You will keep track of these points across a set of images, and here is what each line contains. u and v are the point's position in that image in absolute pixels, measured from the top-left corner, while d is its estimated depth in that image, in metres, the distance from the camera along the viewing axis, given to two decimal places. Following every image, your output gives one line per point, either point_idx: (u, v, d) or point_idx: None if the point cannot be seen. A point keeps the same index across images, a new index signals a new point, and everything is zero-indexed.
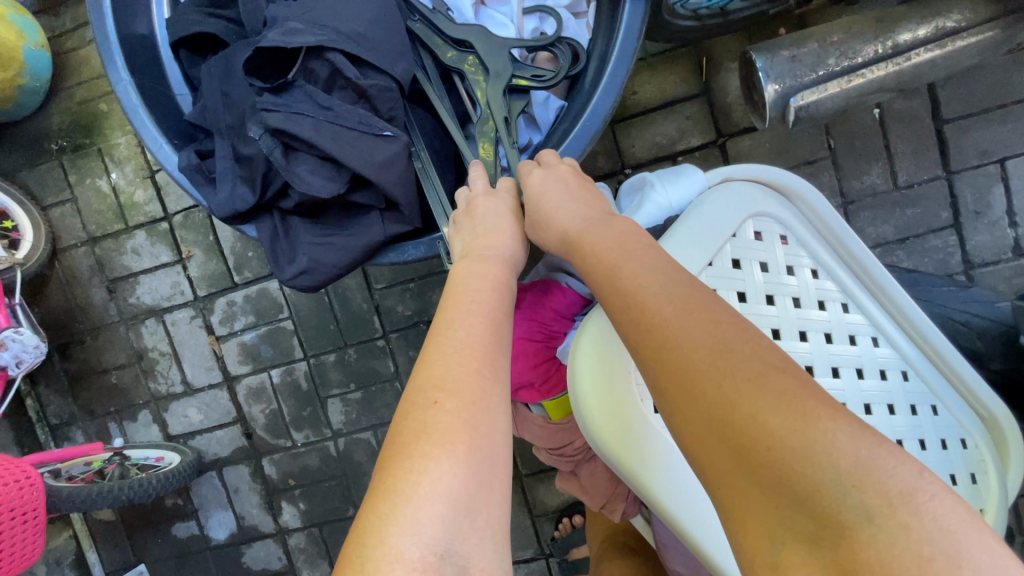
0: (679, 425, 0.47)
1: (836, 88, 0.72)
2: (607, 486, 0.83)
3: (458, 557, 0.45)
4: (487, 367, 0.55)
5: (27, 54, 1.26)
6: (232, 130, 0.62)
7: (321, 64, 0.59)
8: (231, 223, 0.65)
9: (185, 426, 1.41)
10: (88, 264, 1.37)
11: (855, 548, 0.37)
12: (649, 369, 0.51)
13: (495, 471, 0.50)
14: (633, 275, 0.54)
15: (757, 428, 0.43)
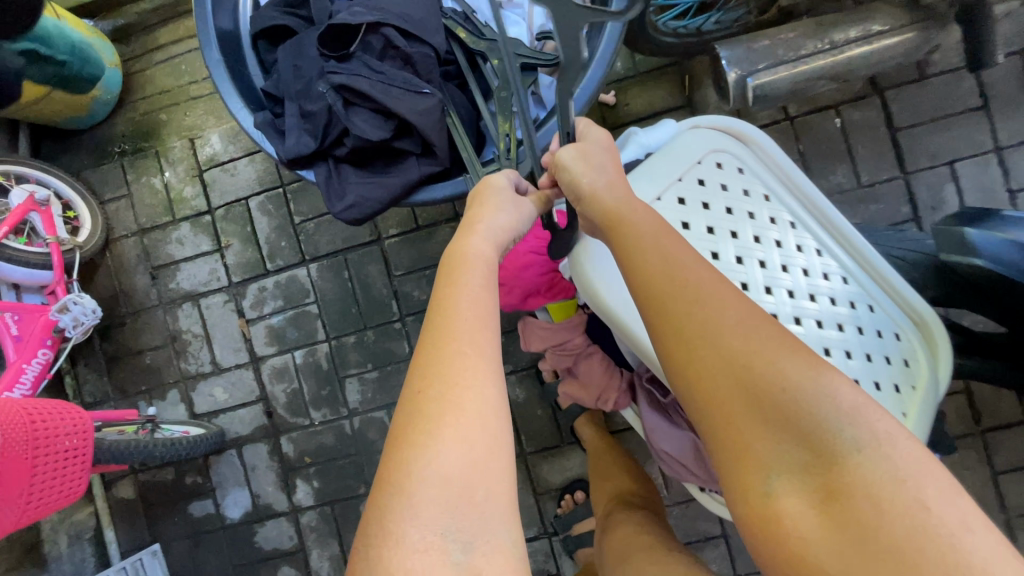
0: (701, 376, 0.57)
1: (784, 72, 0.88)
2: (601, 378, 0.91)
3: (457, 534, 0.52)
4: (477, 351, 0.61)
5: (104, 71, 1.47)
6: (300, 93, 0.78)
7: (376, 37, 0.76)
8: (290, 168, 0.79)
9: (210, 405, 1.50)
10: (135, 253, 1.51)
11: (843, 471, 0.49)
12: (683, 336, 0.59)
13: (489, 450, 0.56)
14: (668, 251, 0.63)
15: (773, 378, 0.53)
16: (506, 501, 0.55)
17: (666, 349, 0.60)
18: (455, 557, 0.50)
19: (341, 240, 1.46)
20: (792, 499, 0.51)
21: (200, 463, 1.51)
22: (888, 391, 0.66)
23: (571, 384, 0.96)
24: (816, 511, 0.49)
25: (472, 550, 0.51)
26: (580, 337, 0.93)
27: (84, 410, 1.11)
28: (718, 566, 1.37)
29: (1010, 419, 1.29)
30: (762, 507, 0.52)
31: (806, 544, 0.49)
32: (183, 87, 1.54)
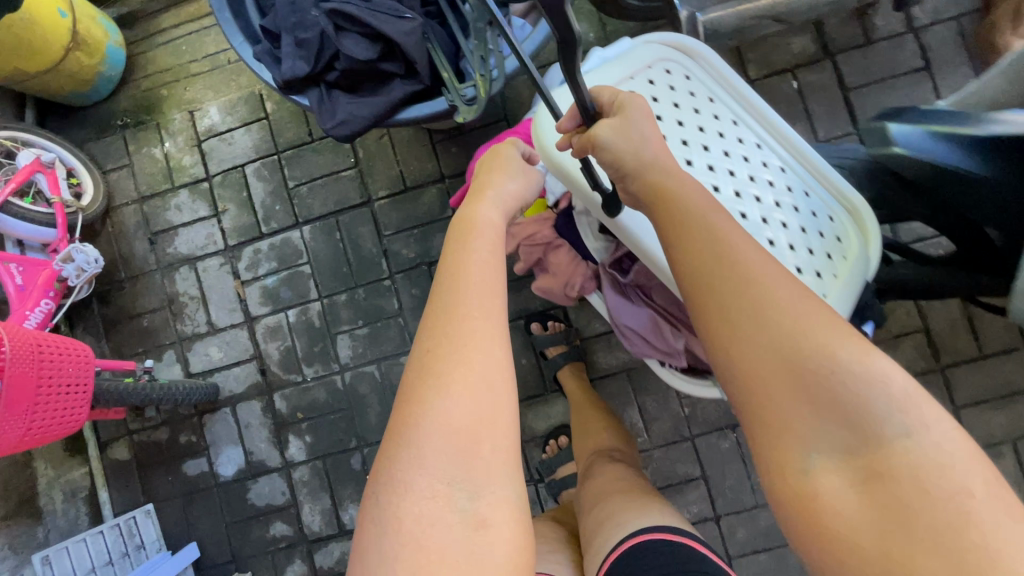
0: (738, 346, 0.54)
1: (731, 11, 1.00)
2: (568, 266, 0.96)
3: (462, 485, 0.56)
4: (483, 316, 0.64)
5: (109, 49, 1.55)
6: (295, 24, 0.87)
7: None
8: (286, 94, 0.88)
9: (206, 364, 1.55)
10: (135, 220, 1.58)
11: (888, 456, 0.46)
12: (720, 306, 0.55)
13: (495, 411, 0.60)
14: (707, 223, 0.60)
15: (822, 356, 0.50)
16: (510, 456, 0.59)
17: (702, 320, 0.57)
18: (462, 504, 0.56)
19: (333, 203, 1.53)
20: (827, 475, 0.48)
21: (195, 422, 1.55)
22: (817, 262, 0.74)
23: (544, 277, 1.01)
24: (855, 491, 0.47)
25: (477, 499, 0.56)
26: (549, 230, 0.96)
27: (96, 358, 1.17)
28: (698, 508, 1.42)
29: (967, 355, 1.37)
30: (796, 483, 0.49)
31: (840, 525, 0.46)
32: (183, 65, 1.62)
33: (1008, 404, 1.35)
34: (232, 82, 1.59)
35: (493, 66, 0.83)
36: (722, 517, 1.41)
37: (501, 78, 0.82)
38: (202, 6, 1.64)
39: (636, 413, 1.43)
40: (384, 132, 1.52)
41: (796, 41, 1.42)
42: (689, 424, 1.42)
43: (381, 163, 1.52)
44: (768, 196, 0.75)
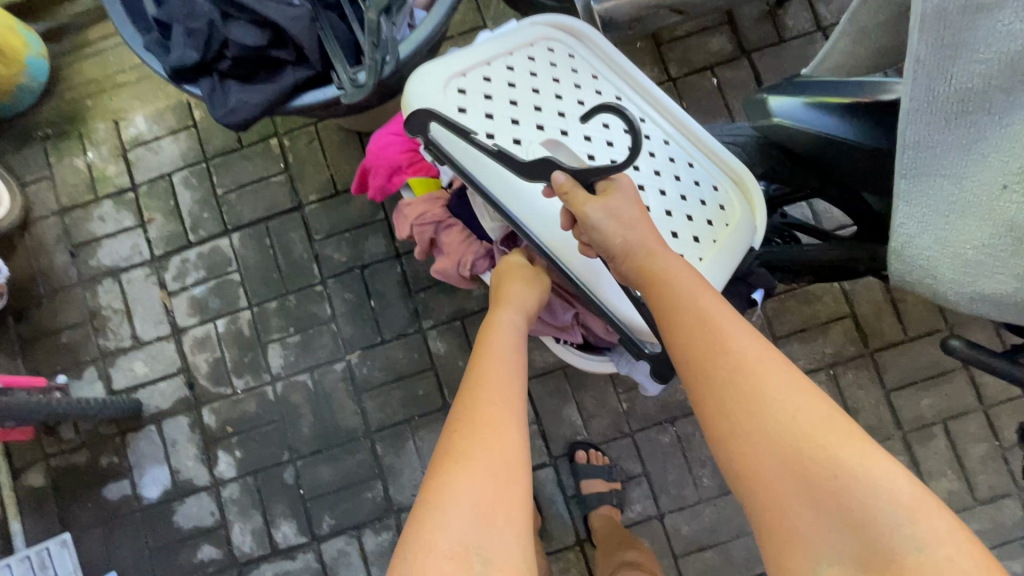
0: (752, 452, 0.58)
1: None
2: (461, 244, 0.92)
3: (480, 550, 0.55)
4: (504, 401, 0.66)
5: (29, 59, 1.52)
6: (184, 13, 0.86)
7: None
8: (177, 82, 0.87)
9: (130, 380, 1.48)
10: (56, 232, 1.52)
11: (902, 570, 0.50)
12: (732, 409, 0.60)
13: (510, 482, 0.60)
14: (707, 322, 0.64)
15: (826, 463, 0.55)
16: (524, 523, 0.58)
17: (713, 422, 0.61)
18: (476, 566, 0.54)
19: (263, 209, 1.50)
20: None
21: (117, 442, 1.46)
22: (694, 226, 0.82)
23: (437, 259, 0.95)
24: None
25: (490, 564, 0.54)
26: (442, 207, 0.93)
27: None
28: (641, 506, 1.39)
29: (894, 338, 1.39)
30: None
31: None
32: (110, 75, 1.60)
33: (935, 384, 1.37)
34: (160, 91, 1.57)
35: (384, 53, 0.85)
36: (666, 515, 1.38)
37: (393, 62, 0.85)
38: None
39: (575, 411, 1.42)
40: (314, 136, 1.51)
41: (712, 41, 1.48)
42: (628, 420, 1.41)
43: (311, 168, 1.50)
44: (647, 165, 0.84)
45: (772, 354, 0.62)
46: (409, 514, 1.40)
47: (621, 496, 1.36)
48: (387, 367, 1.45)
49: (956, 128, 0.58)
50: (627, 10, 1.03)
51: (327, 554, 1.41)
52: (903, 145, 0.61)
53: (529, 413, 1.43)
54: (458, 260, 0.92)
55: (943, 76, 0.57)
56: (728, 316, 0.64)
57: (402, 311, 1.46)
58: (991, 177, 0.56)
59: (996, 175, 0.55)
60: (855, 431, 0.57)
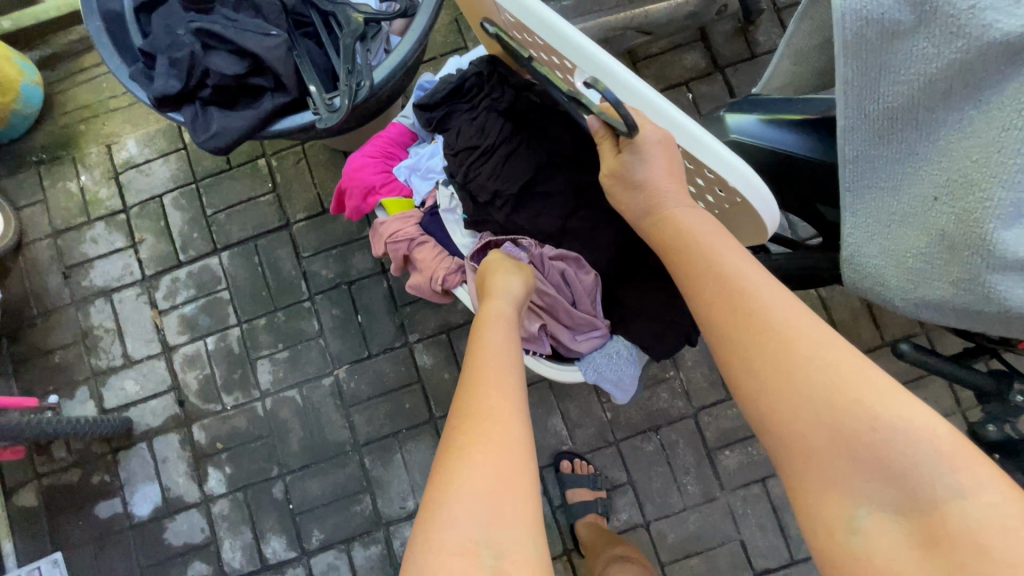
0: (780, 405, 0.58)
1: (590, 22, 1.06)
2: (434, 261, 0.94)
3: (489, 543, 0.55)
4: (498, 392, 0.67)
5: (24, 87, 1.56)
6: (167, 45, 0.90)
7: None
8: (160, 110, 0.90)
9: (121, 399, 1.49)
10: (49, 254, 1.56)
11: (946, 518, 0.48)
12: (758, 361, 0.60)
13: (513, 468, 0.60)
14: (728, 279, 0.65)
15: (862, 412, 0.53)
16: (531, 513, 0.58)
17: (741, 380, 0.62)
18: (487, 561, 0.54)
19: (252, 227, 1.54)
20: (884, 536, 0.51)
21: (108, 460, 1.48)
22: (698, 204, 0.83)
23: (411, 275, 0.98)
24: (911, 549, 0.49)
25: (502, 557, 0.55)
26: (415, 226, 0.96)
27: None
28: (627, 515, 1.40)
29: (872, 343, 1.42)
30: (850, 542, 0.52)
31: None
32: (102, 100, 1.64)
33: (914, 388, 1.40)
34: (152, 115, 1.61)
35: (359, 79, 0.90)
36: (652, 523, 1.40)
37: (367, 87, 0.89)
38: None
39: (560, 421, 1.44)
40: (302, 156, 1.55)
41: (687, 57, 1.52)
42: (612, 428, 1.43)
43: (299, 187, 1.54)
44: None
45: (796, 305, 0.62)
46: (397, 527, 1.42)
47: (606, 504, 1.38)
48: (374, 382, 1.47)
49: (890, 144, 0.61)
50: (595, 33, 1.08)
51: (316, 569, 1.41)
52: (843, 160, 0.64)
53: None
54: (430, 274, 0.94)
55: (872, 95, 0.59)
56: (751, 270, 0.65)
57: (389, 325, 1.48)
58: (926, 189, 0.59)
59: (929, 186, 0.58)
60: (886, 378, 0.55)
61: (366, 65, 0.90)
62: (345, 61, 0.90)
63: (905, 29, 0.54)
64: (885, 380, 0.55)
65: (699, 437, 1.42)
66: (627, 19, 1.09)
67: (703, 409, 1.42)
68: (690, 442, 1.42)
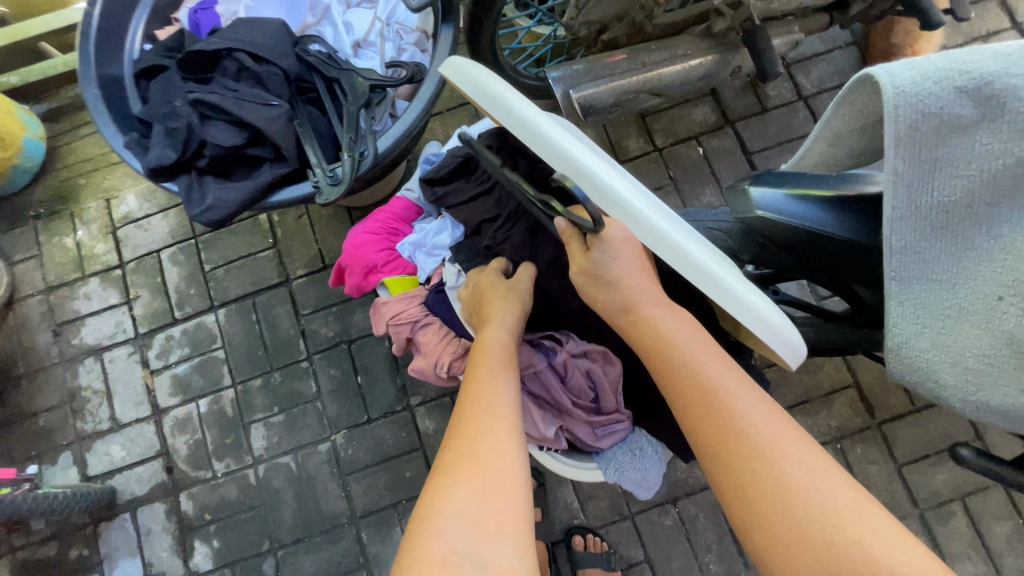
0: (775, 536, 0.57)
1: (601, 84, 1.03)
2: (439, 344, 0.89)
3: (472, 557, 0.52)
4: (498, 410, 0.64)
5: (26, 142, 1.55)
6: (164, 114, 0.87)
7: (231, 61, 0.87)
8: (154, 181, 0.86)
9: (106, 465, 1.41)
10: (40, 311, 1.50)
11: None
12: (746, 484, 0.59)
13: (505, 481, 0.57)
14: (716, 395, 0.63)
15: (860, 555, 0.53)
16: (521, 531, 0.55)
17: (735, 505, 0.60)
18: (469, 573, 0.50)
19: (250, 284, 1.49)
20: None
21: (88, 533, 1.38)
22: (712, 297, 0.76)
23: (415, 358, 0.92)
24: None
25: (486, 570, 0.51)
26: (419, 307, 0.91)
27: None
28: None
29: (901, 409, 1.34)
30: None
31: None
32: (105, 154, 1.62)
33: (949, 458, 1.31)
34: None
35: (362, 148, 0.86)
36: None
37: (371, 157, 0.85)
38: None
39: (571, 492, 1.35)
40: (303, 212, 1.51)
41: (696, 111, 1.50)
42: (627, 501, 1.34)
43: (300, 243, 1.50)
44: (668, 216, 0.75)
45: (783, 426, 0.61)
46: None
47: None
48: (373, 448, 1.39)
49: (945, 236, 0.55)
50: (608, 95, 1.05)
51: None
52: (890, 249, 0.57)
53: None
54: (434, 360, 0.88)
55: (926, 186, 0.54)
56: (739, 387, 0.63)
57: (390, 387, 1.41)
58: (985, 287, 0.54)
59: (991, 284, 0.53)
60: (875, 511, 0.56)
61: (370, 134, 0.86)
62: (348, 130, 0.87)
63: (969, 122, 0.51)
64: (872, 514, 0.56)
65: (720, 510, 1.32)
66: (638, 81, 1.06)
67: None
68: (710, 516, 1.32)
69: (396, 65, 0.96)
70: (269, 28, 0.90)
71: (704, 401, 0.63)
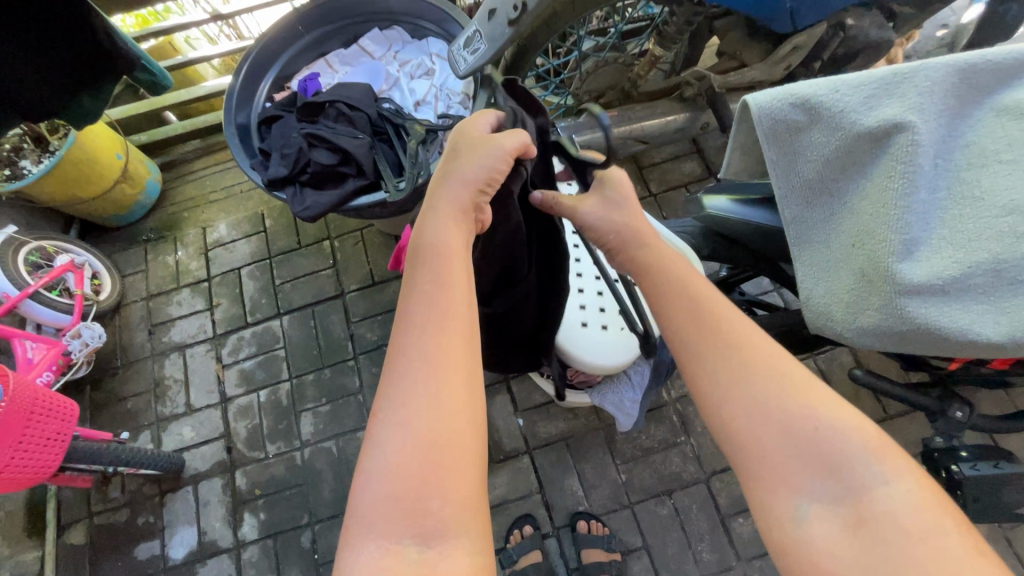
0: (735, 409, 0.62)
1: (596, 132, 1.37)
2: None
3: (412, 537, 0.52)
4: (429, 347, 0.61)
5: (149, 183, 1.97)
6: (281, 144, 1.22)
7: (332, 110, 1.26)
8: (269, 190, 1.19)
9: (177, 443, 1.65)
10: (140, 314, 1.83)
11: (872, 501, 0.54)
12: (716, 369, 0.65)
13: (439, 443, 0.56)
14: (691, 307, 0.72)
15: (800, 413, 0.59)
16: (462, 490, 0.55)
17: (702, 392, 0.66)
18: (412, 557, 0.51)
19: (311, 296, 1.79)
20: (822, 526, 0.55)
21: (155, 501, 1.60)
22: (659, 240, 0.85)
23: None
24: (842, 532, 0.54)
25: (427, 549, 0.52)
26: None
27: (76, 425, 1.28)
28: None
29: (875, 415, 1.49)
30: (792, 533, 0.56)
31: (835, 564, 0.53)
32: (205, 194, 2.02)
33: None
34: (241, 206, 1.97)
35: (418, 168, 1.19)
36: None
37: (425, 174, 1.17)
38: (228, 154, 2.12)
39: (576, 481, 1.51)
40: (360, 240, 1.85)
41: (684, 165, 1.82)
42: (626, 491, 1.49)
43: (354, 264, 1.82)
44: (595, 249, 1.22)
45: (744, 337, 0.67)
46: None
47: (621, 567, 1.39)
48: None
49: (818, 206, 0.80)
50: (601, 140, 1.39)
51: None
52: (786, 221, 0.84)
53: (533, 483, 1.52)
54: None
55: (794, 172, 0.80)
56: (717, 301, 0.72)
57: None
58: (847, 239, 0.76)
59: (849, 237, 0.76)
60: (824, 392, 0.62)
61: (425, 159, 1.20)
62: (410, 156, 1.20)
63: (804, 126, 0.76)
64: (821, 392, 0.62)
65: (711, 502, 1.46)
66: (625, 132, 1.41)
67: (714, 474, 1.49)
68: (703, 507, 1.46)
69: (445, 117, 1.33)
70: (358, 90, 1.29)
71: (677, 308, 0.72)
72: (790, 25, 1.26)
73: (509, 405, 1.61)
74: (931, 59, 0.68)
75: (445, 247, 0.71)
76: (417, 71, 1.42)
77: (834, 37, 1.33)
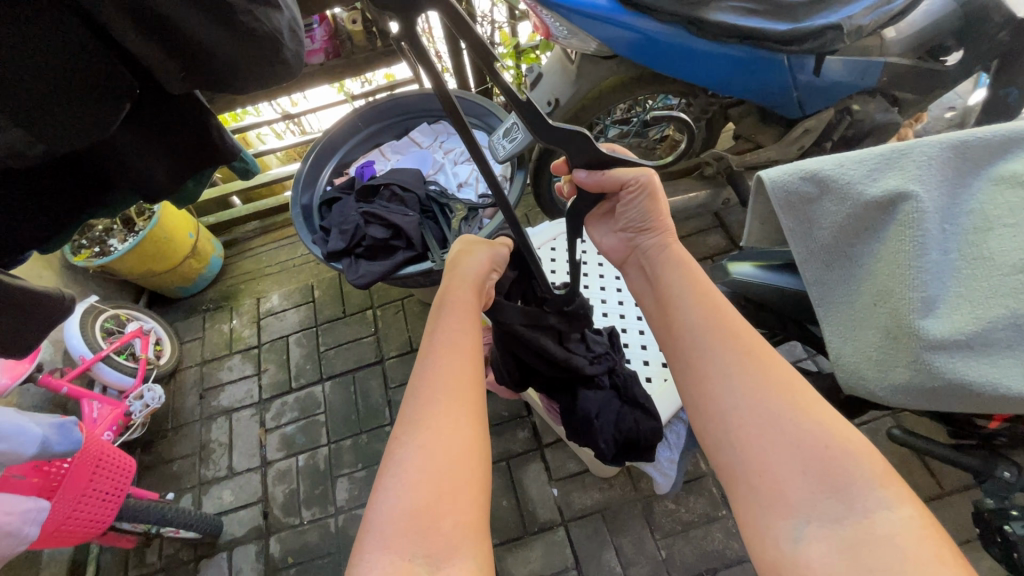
0: (750, 425, 0.65)
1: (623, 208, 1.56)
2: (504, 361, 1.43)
3: (423, 557, 0.55)
4: (451, 394, 0.68)
5: (213, 258, 2.17)
6: (341, 221, 1.38)
7: (386, 190, 1.43)
8: (327, 261, 1.32)
9: (216, 507, 1.68)
10: (193, 378, 1.95)
11: (872, 524, 0.55)
12: (744, 385, 0.68)
13: (455, 476, 0.61)
14: (725, 325, 0.75)
15: (816, 435, 0.62)
16: (468, 517, 0.59)
17: (707, 392, 0.70)
18: None
19: (352, 362, 1.88)
20: (818, 547, 0.55)
21: (190, 567, 1.60)
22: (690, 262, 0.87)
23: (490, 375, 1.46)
24: (840, 554, 0.54)
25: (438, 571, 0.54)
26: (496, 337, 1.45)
27: (130, 484, 1.33)
28: None
29: (931, 491, 1.39)
30: (789, 553, 0.57)
31: None
32: (261, 268, 2.20)
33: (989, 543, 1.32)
34: (293, 279, 2.13)
35: None
36: None
37: None
38: (284, 232, 2.33)
39: (614, 556, 1.46)
40: (400, 309, 1.97)
41: (710, 238, 1.89)
42: (667, 569, 1.42)
43: (395, 331, 1.92)
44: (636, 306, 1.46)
45: (770, 361, 0.70)
46: None
47: None
48: None
49: (836, 268, 0.85)
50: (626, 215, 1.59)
51: None
52: (807, 283, 0.89)
53: (568, 557, 1.47)
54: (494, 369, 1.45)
55: (810, 237, 0.86)
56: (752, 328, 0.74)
57: None
58: (869, 297, 0.80)
59: (870, 296, 0.80)
60: (841, 422, 0.63)
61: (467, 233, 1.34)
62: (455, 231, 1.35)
63: (815, 196, 0.84)
64: (835, 420, 0.63)
65: None
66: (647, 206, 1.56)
67: None
68: None
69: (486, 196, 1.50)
70: (409, 174, 1.46)
71: (711, 323, 0.75)
72: (797, 110, 1.42)
73: (544, 473, 1.60)
74: (928, 138, 0.77)
75: (462, 301, 0.82)
76: (460, 159, 1.62)
77: (842, 120, 1.44)
